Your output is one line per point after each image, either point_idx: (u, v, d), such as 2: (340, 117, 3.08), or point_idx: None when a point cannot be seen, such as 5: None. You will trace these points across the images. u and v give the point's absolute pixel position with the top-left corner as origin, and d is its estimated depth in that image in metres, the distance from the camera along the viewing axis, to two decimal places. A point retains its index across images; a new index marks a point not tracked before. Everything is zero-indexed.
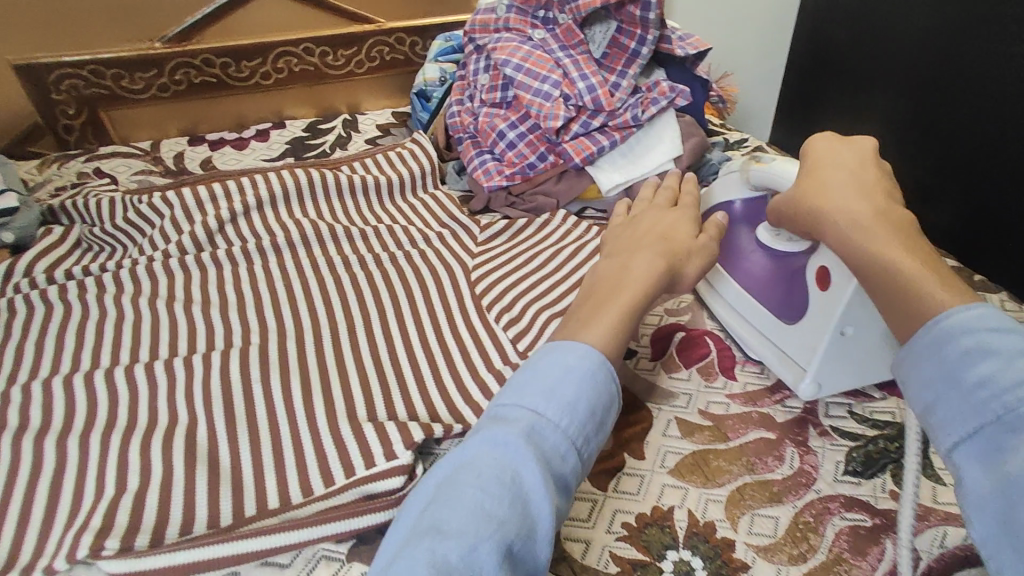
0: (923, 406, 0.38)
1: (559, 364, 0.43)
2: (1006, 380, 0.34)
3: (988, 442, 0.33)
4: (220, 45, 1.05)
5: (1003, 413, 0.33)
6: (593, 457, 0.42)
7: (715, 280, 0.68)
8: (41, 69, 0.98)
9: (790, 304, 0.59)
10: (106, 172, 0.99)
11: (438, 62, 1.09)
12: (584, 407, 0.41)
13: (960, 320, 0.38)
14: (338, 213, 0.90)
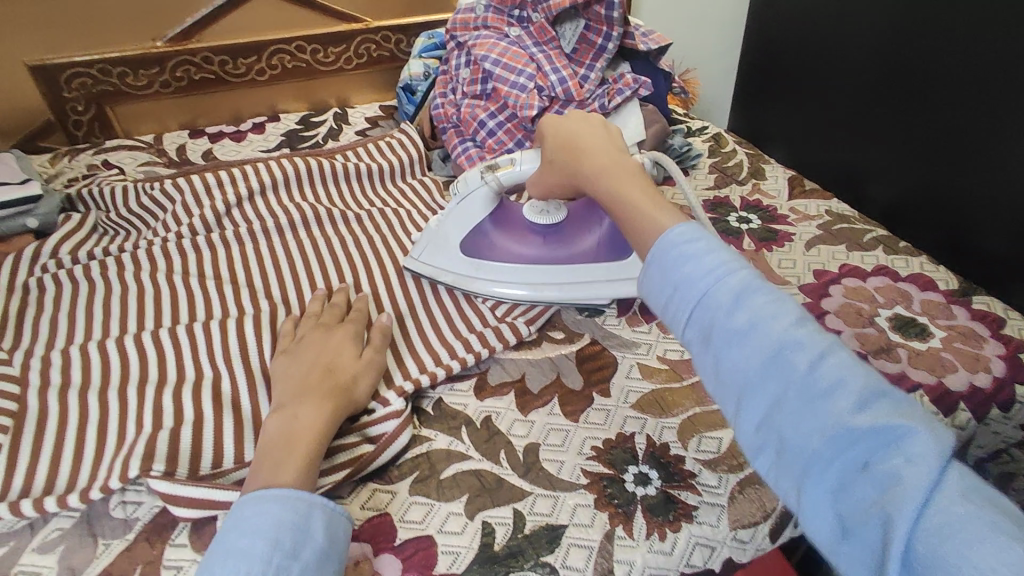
0: (660, 307, 0.45)
1: (236, 524, 0.44)
2: (701, 273, 0.42)
3: (699, 323, 0.42)
4: (218, 43, 1.12)
5: (702, 298, 0.42)
6: (313, 565, 0.43)
7: (534, 274, 0.73)
8: (52, 67, 1.05)
9: (602, 248, 0.73)
10: (114, 163, 1.06)
11: (422, 58, 1.17)
12: (262, 541, 0.43)
13: (675, 238, 0.46)
14: (333, 198, 0.98)
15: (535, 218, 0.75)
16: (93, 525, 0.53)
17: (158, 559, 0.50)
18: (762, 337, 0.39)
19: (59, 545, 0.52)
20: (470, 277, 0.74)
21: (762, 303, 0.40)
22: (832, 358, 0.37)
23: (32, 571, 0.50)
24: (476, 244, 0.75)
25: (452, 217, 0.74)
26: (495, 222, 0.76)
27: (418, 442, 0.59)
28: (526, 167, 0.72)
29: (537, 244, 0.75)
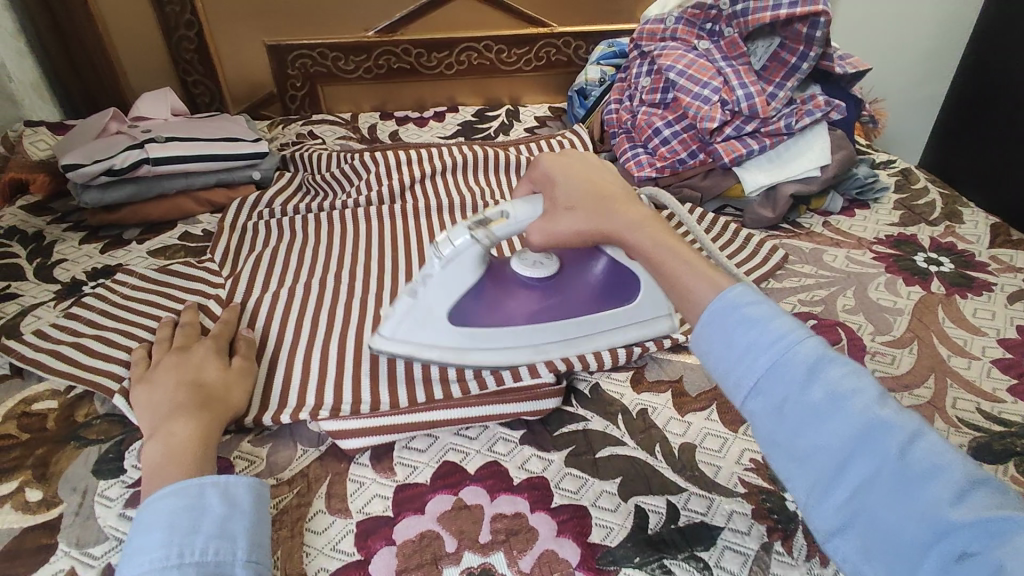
0: (718, 372, 0.45)
1: (164, 513, 0.45)
2: (768, 342, 0.42)
3: (765, 395, 0.42)
4: (418, 37, 1.24)
5: (771, 368, 0.42)
6: (220, 535, 0.45)
7: (538, 337, 0.63)
8: (283, 49, 1.22)
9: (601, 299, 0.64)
10: (317, 135, 1.20)
11: (599, 64, 1.20)
12: (160, 533, 0.44)
13: (734, 299, 0.45)
14: (503, 186, 1.04)
15: (525, 273, 0.63)
16: (294, 433, 0.61)
17: (344, 472, 0.57)
18: (844, 416, 0.39)
19: (268, 442, 0.60)
20: (463, 349, 0.62)
21: (840, 380, 0.40)
22: (923, 442, 0.37)
23: (248, 458, 0.59)
24: (465, 312, 0.61)
25: (432, 285, 0.59)
26: (484, 284, 0.62)
27: (574, 420, 0.62)
28: (521, 220, 0.59)
29: (534, 302, 0.62)
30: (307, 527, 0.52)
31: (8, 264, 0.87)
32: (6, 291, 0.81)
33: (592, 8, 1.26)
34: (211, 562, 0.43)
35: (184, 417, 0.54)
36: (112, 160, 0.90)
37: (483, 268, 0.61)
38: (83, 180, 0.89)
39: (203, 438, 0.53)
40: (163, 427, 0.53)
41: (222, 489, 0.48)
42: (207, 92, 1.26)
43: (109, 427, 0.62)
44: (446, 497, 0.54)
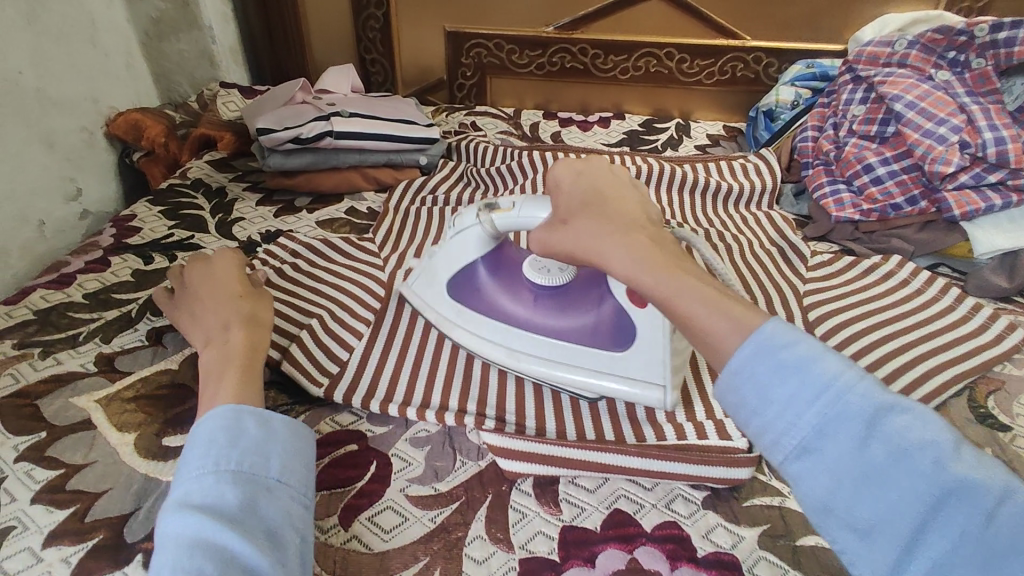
0: (750, 425, 0.38)
1: (209, 433, 0.44)
2: (812, 392, 0.36)
3: (816, 457, 0.36)
4: (598, 37, 1.18)
5: (820, 426, 0.36)
6: (254, 455, 0.44)
7: (515, 341, 0.61)
8: (461, 36, 1.22)
9: (606, 331, 0.58)
10: (480, 126, 1.18)
11: (794, 86, 1.09)
12: (200, 448, 0.43)
13: (771, 335, 0.39)
14: (674, 206, 0.96)
15: (532, 275, 0.63)
16: (453, 441, 0.58)
17: (505, 496, 0.53)
18: (913, 477, 0.34)
19: (426, 446, 0.57)
20: (490, 341, 0.62)
21: (902, 434, 0.35)
22: (1011, 503, 0.33)
23: (405, 459, 0.55)
24: (463, 287, 0.65)
25: (447, 253, 0.66)
26: (491, 270, 0.64)
27: (766, 493, 0.53)
28: (526, 218, 0.59)
29: (547, 315, 0.61)
30: (466, 553, 0.48)
31: (194, 215, 0.91)
32: (191, 241, 0.85)
33: (794, 23, 1.14)
34: (246, 473, 0.42)
35: (238, 329, 0.54)
36: (302, 129, 0.92)
37: (488, 251, 0.64)
38: (271, 144, 0.92)
39: (250, 350, 0.53)
40: (219, 336, 0.54)
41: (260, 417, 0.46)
42: (382, 72, 1.28)
43: (275, 395, 0.61)
44: (617, 553, 0.48)
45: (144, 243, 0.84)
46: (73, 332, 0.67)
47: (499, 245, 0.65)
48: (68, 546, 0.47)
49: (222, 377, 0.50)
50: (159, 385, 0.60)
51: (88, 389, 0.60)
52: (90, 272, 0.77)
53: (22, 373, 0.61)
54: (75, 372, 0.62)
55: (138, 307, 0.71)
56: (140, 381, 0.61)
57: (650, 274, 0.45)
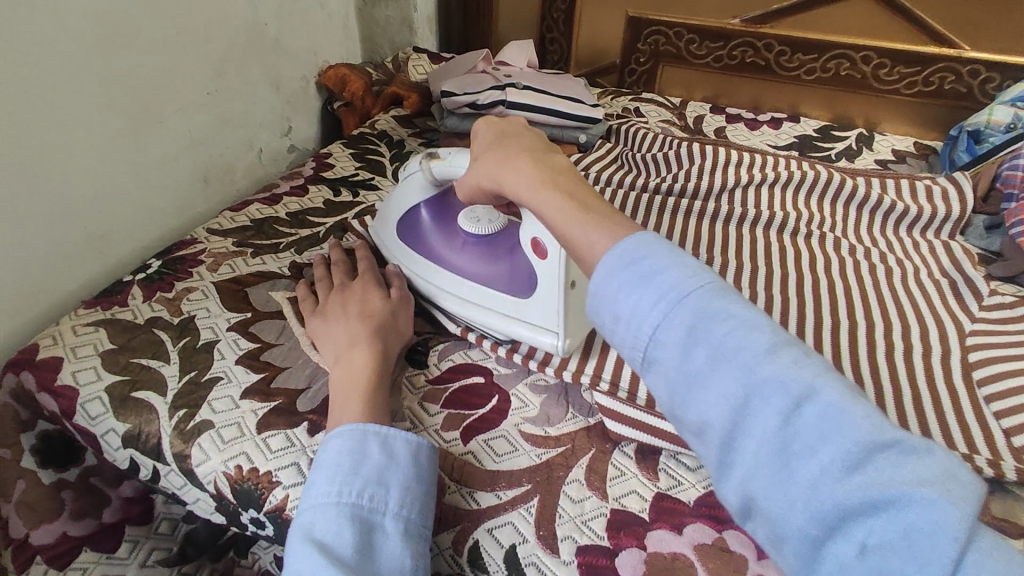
0: (615, 337, 0.40)
1: (330, 457, 0.47)
2: (654, 299, 0.38)
3: (666, 368, 0.38)
4: (787, 34, 1.13)
5: (662, 327, 0.38)
6: (375, 480, 0.46)
7: (442, 280, 0.68)
8: (642, 22, 1.23)
9: (516, 278, 0.63)
10: (643, 113, 1.19)
11: (1015, 106, 0.96)
12: (327, 473, 0.46)
13: (628, 252, 0.41)
14: (833, 217, 0.90)
15: (464, 224, 0.68)
16: (567, 395, 0.62)
17: (608, 453, 0.56)
18: (728, 375, 0.35)
19: (543, 393, 0.62)
20: (443, 293, 0.68)
21: (724, 338, 0.36)
22: (816, 400, 0.34)
23: (523, 400, 0.61)
24: (408, 227, 0.72)
25: (399, 199, 0.73)
26: (434, 217, 0.71)
27: None
28: (451, 167, 0.66)
29: (471, 258, 0.67)
30: (565, 491, 0.52)
31: (376, 161, 1.04)
32: (372, 183, 0.97)
33: None
34: (365, 507, 0.45)
35: (362, 347, 0.58)
36: (479, 95, 1.01)
37: (430, 196, 0.70)
38: (451, 107, 1.02)
39: (373, 376, 0.56)
40: (346, 353, 0.58)
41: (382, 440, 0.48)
42: (558, 51, 1.34)
43: (420, 322, 0.70)
44: (707, 529, 0.50)
45: (336, 178, 0.98)
46: (276, 241, 0.82)
47: (443, 192, 0.71)
48: (258, 401, 0.59)
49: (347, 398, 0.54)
50: None
51: (282, 287, 0.73)
52: (293, 196, 0.92)
53: (238, 265, 0.77)
54: (275, 272, 0.76)
55: (325, 230, 0.85)
56: None
57: (536, 193, 0.51)
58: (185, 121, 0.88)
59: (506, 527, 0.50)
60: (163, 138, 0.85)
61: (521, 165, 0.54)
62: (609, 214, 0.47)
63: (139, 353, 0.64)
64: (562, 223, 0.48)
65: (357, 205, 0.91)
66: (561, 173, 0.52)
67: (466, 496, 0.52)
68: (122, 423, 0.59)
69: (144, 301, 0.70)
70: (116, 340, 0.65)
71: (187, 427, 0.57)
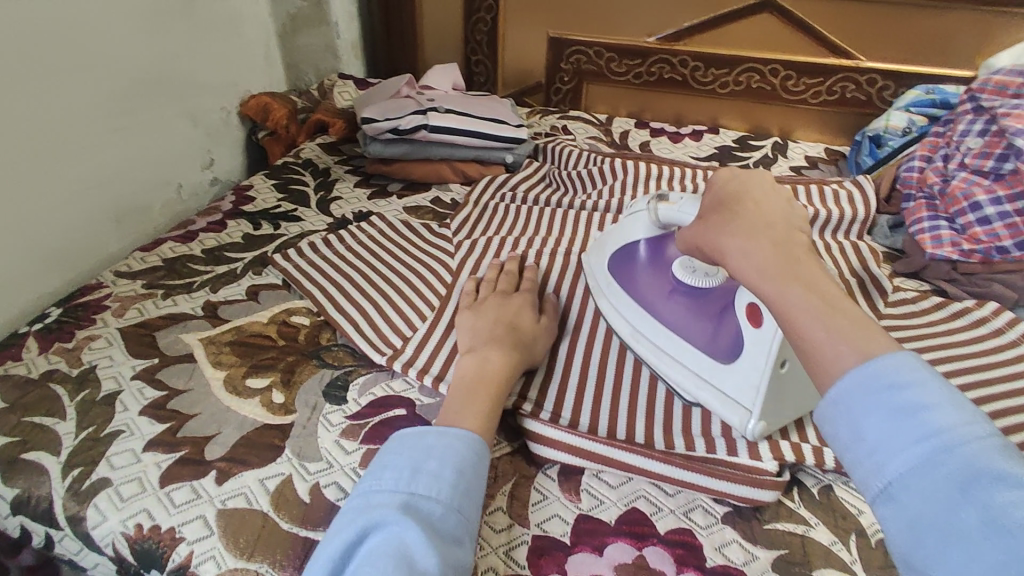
0: (846, 461, 0.37)
1: (420, 449, 0.47)
2: (910, 439, 0.34)
3: (903, 506, 0.34)
4: (701, 51, 1.17)
5: (914, 469, 0.34)
6: (459, 488, 0.45)
7: (643, 324, 0.67)
8: (563, 42, 1.25)
9: (717, 343, 0.60)
10: (570, 131, 1.21)
11: (908, 111, 1.02)
12: (450, 471, 0.46)
13: (889, 368, 0.36)
14: None
15: (679, 272, 0.66)
16: None
17: (530, 478, 0.56)
18: (1007, 553, 0.29)
19: None
20: (632, 334, 0.68)
21: (1010, 513, 0.30)
22: None
23: None
24: (623, 261, 0.73)
25: (619, 230, 0.74)
26: (651, 256, 0.71)
27: (792, 519, 0.52)
28: (678, 214, 0.64)
29: (676, 312, 0.65)
30: (486, 521, 0.52)
31: (300, 190, 1.02)
32: (294, 214, 0.95)
33: (919, 44, 1.07)
34: (441, 507, 0.44)
35: (499, 351, 0.59)
36: (400, 121, 1.01)
37: (651, 235, 0.70)
38: (372, 133, 1.02)
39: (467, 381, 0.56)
40: (481, 351, 0.59)
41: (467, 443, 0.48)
42: (484, 73, 1.35)
43: (341, 355, 0.68)
44: (627, 548, 0.50)
45: (256, 211, 0.95)
46: (189, 280, 0.79)
47: (666, 234, 0.70)
48: (161, 453, 0.56)
49: (473, 398, 0.54)
50: (249, 334, 0.70)
51: (195, 328, 0.70)
52: (210, 231, 0.89)
53: (147, 309, 0.73)
54: (186, 313, 0.73)
55: (243, 265, 0.82)
56: (235, 329, 0.71)
57: (767, 281, 0.43)
58: (90, 159, 0.84)
59: None
60: (64, 178, 0.81)
61: (750, 237, 0.46)
62: (849, 303, 0.41)
63: (32, 410, 0.60)
64: (764, 287, 0.43)
65: (277, 237, 0.89)
66: (801, 255, 0.44)
67: None
68: (9, 489, 0.54)
69: (41, 354, 0.66)
70: (7, 398, 0.61)
71: (82, 488, 0.53)
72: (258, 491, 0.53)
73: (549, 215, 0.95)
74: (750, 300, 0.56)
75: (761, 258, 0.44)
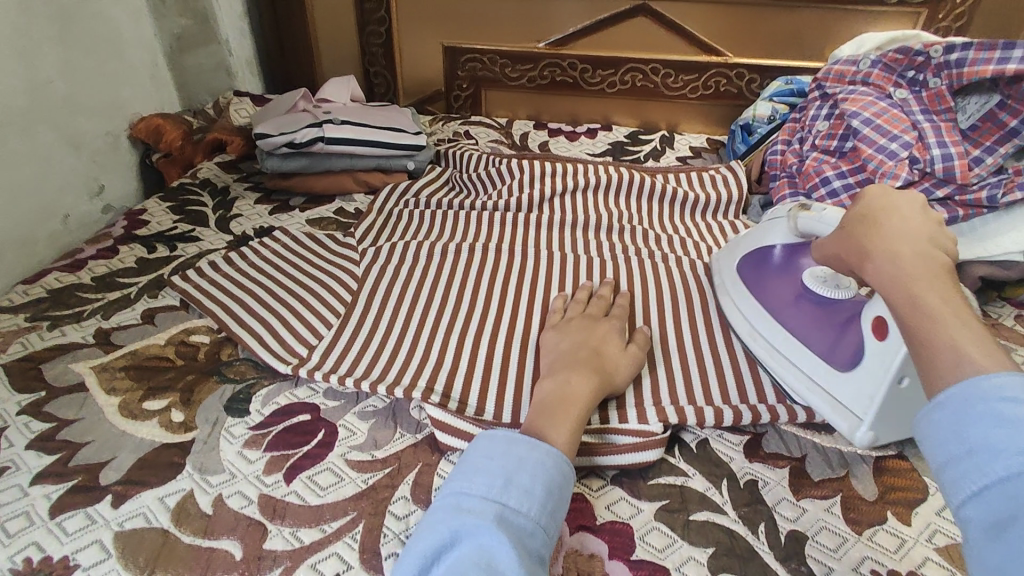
0: (938, 464, 0.35)
1: (511, 456, 0.48)
2: (1018, 450, 0.32)
3: (993, 513, 0.31)
4: (588, 53, 1.24)
5: (1007, 480, 0.31)
6: (548, 503, 0.45)
7: (763, 325, 0.67)
8: (457, 51, 1.29)
9: (839, 353, 0.59)
10: (472, 135, 1.25)
11: (771, 101, 1.13)
12: (540, 489, 0.46)
13: (999, 384, 0.34)
14: (643, 213, 1.00)
15: (811, 279, 0.66)
16: (396, 415, 0.64)
17: (433, 465, 0.58)
18: None
19: (371, 418, 0.63)
20: (754, 334, 0.68)
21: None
22: None
23: (350, 429, 0.62)
24: (754, 262, 0.74)
25: (757, 231, 0.76)
26: (785, 260, 0.71)
27: (673, 473, 0.58)
28: (818, 220, 0.65)
29: (798, 317, 0.64)
30: (390, 510, 0.54)
31: (198, 211, 1.00)
32: (191, 234, 0.93)
33: (776, 40, 1.18)
34: (524, 524, 0.44)
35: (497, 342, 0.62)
36: (296, 134, 1.01)
37: (791, 242, 0.70)
38: (269, 148, 1.02)
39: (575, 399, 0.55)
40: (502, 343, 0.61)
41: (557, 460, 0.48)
42: (385, 84, 1.37)
43: (243, 369, 0.69)
44: None
45: (151, 234, 0.93)
46: (78, 309, 0.76)
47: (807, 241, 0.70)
48: (50, 484, 0.55)
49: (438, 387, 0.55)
50: (145, 357, 0.69)
51: (84, 357, 0.68)
52: (101, 259, 0.87)
53: (31, 342, 0.70)
54: (75, 342, 0.70)
55: (137, 290, 0.80)
56: (129, 353, 0.69)
57: (907, 289, 0.42)
58: None
59: (330, 558, 0.50)
60: None
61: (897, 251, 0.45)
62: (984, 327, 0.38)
63: None
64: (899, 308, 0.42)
65: (174, 259, 0.87)
66: (946, 275, 0.42)
67: (287, 537, 0.51)
68: None
69: None
70: None
71: None
72: (158, 509, 0.53)
73: (453, 218, 0.98)
74: (879, 314, 0.55)
75: (902, 268, 0.43)
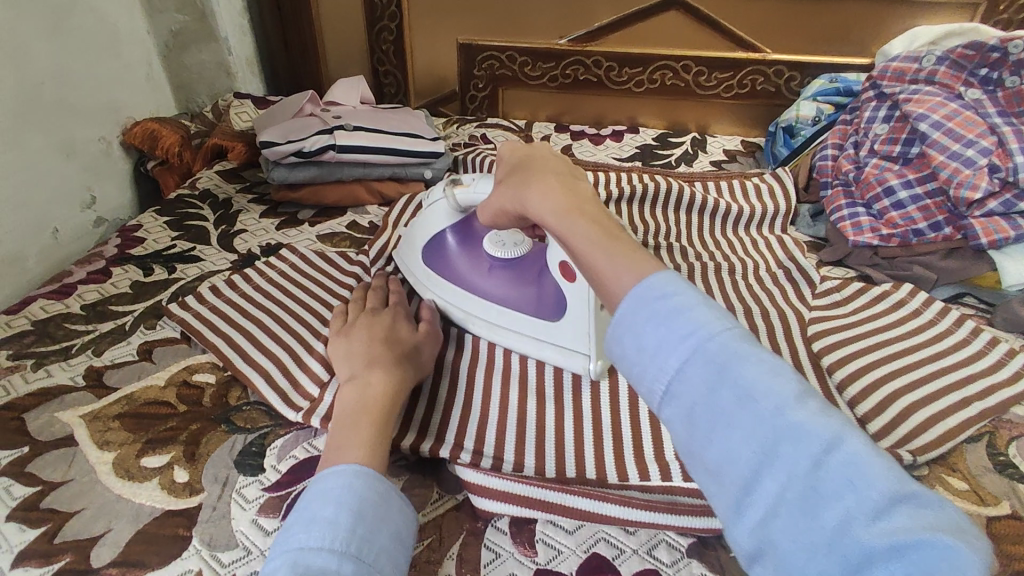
0: (629, 372, 0.38)
1: (319, 495, 0.43)
2: (680, 337, 0.35)
3: (681, 401, 0.35)
4: (613, 50, 1.16)
5: (683, 367, 0.35)
6: (366, 532, 0.41)
7: (468, 304, 0.69)
8: (474, 48, 1.21)
9: (545, 303, 0.65)
10: (490, 139, 1.16)
11: (816, 100, 1.04)
12: (347, 515, 0.41)
13: (648, 287, 0.38)
14: (680, 226, 0.91)
15: (491, 248, 0.69)
16: (432, 471, 0.56)
17: (480, 534, 0.51)
18: (756, 421, 0.32)
19: (402, 476, 0.55)
20: (461, 316, 0.70)
21: (754, 386, 0.33)
22: (841, 449, 0.31)
23: None
24: (435, 255, 0.72)
25: (419, 224, 0.73)
26: (459, 240, 0.71)
27: None
28: (476, 192, 0.66)
29: (508, 289, 0.68)
30: None
31: (198, 226, 0.92)
32: (191, 253, 0.85)
33: (819, 35, 1.10)
34: (333, 564, 0.39)
35: (376, 369, 0.56)
36: (304, 142, 0.93)
37: (454, 221, 0.71)
38: (275, 157, 0.93)
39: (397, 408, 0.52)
40: (361, 376, 0.55)
41: (369, 479, 0.44)
42: (395, 83, 1.28)
43: (256, 416, 0.60)
44: None
45: (147, 253, 0.85)
46: (66, 344, 0.68)
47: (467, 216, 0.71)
48: (35, 568, 0.47)
49: (357, 427, 0.49)
50: (142, 403, 0.60)
51: (73, 404, 0.60)
52: (92, 283, 0.78)
53: (13, 386, 0.62)
54: (64, 386, 0.62)
55: (133, 320, 0.72)
56: (126, 398, 0.61)
57: (560, 218, 0.48)
58: None
59: None
60: None
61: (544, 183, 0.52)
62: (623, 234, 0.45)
63: None
64: (585, 257, 0.44)
65: (173, 282, 0.79)
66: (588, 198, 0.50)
67: None
68: None
69: None
70: None
71: None
72: None
73: None
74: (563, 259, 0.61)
75: (555, 201, 0.49)
